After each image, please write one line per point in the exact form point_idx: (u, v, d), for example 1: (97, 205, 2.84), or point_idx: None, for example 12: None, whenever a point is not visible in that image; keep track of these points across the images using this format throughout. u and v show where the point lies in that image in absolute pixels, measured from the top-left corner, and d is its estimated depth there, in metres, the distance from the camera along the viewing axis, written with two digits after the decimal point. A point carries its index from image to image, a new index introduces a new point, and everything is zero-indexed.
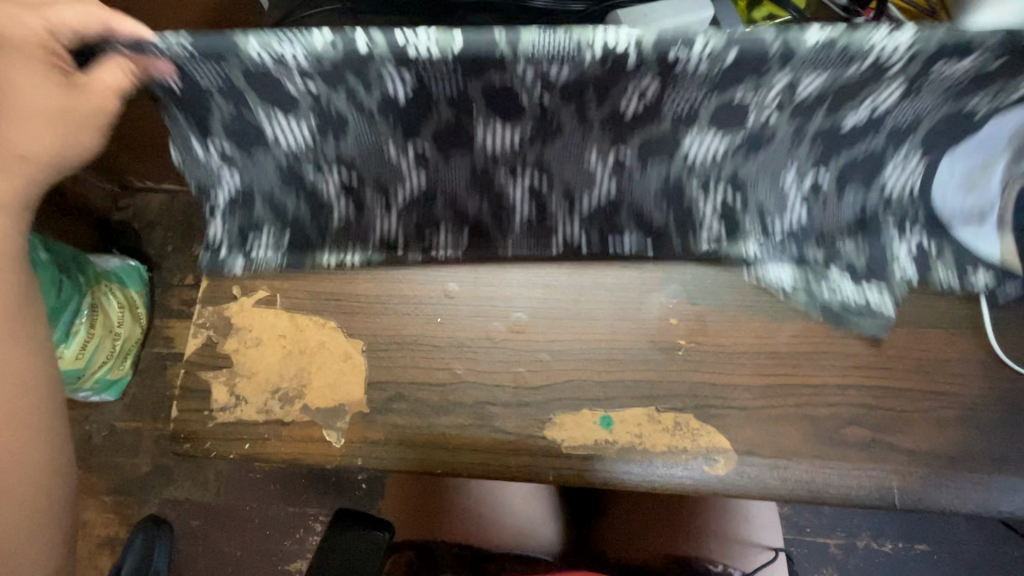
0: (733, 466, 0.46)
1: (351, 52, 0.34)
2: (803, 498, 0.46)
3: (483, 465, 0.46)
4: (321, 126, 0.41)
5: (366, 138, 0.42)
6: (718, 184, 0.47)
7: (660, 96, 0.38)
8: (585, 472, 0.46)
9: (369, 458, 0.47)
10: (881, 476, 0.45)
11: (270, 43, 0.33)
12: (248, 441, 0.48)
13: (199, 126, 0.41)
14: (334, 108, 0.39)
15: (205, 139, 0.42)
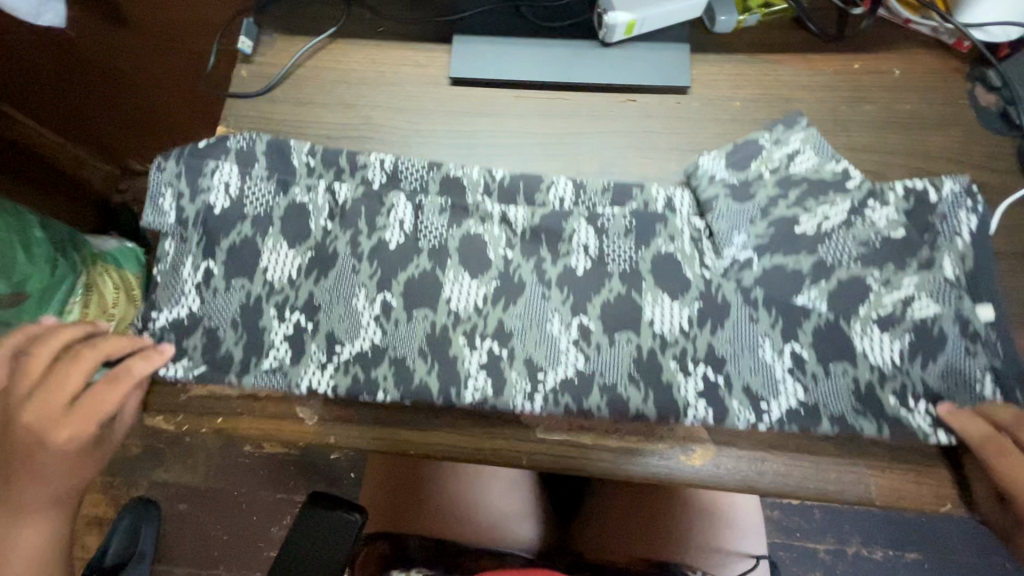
0: (710, 457, 0.45)
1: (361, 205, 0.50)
2: (782, 492, 0.45)
3: (455, 447, 0.46)
4: (312, 262, 0.49)
5: (347, 270, 0.49)
6: (665, 298, 0.47)
7: (597, 243, 0.48)
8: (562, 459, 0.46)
9: (340, 437, 0.46)
10: (861, 470, 0.44)
11: (331, 183, 0.51)
12: (222, 416, 0.47)
13: (204, 248, 0.49)
14: (331, 245, 0.49)
15: (202, 259, 0.49)
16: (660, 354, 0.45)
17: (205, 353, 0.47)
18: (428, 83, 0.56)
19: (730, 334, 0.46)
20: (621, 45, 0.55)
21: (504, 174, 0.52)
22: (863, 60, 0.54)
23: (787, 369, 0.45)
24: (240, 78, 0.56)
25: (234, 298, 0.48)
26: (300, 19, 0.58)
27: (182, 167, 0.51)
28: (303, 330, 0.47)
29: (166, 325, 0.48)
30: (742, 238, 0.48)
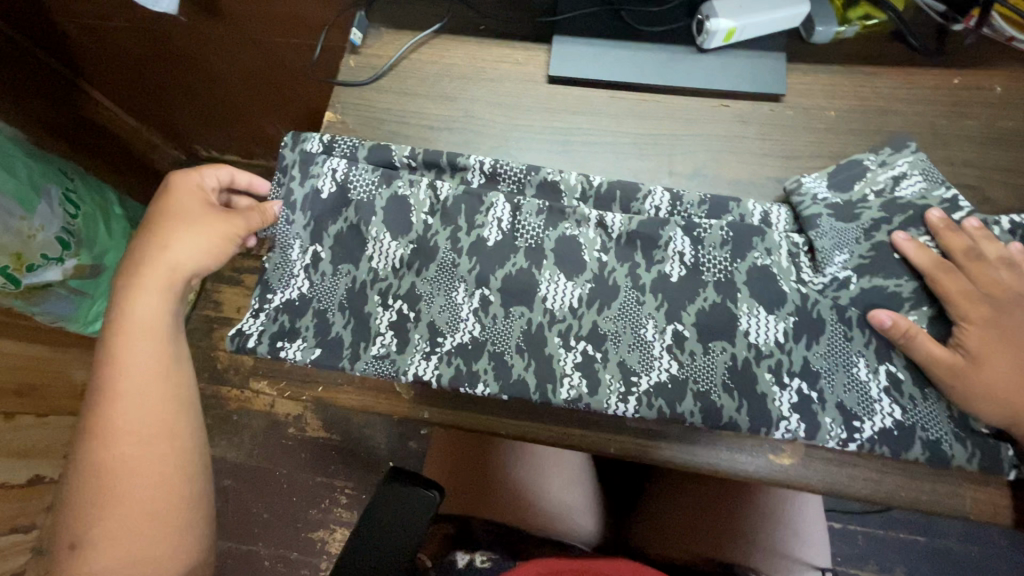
0: (799, 458, 0.46)
1: (463, 200, 0.50)
2: (869, 499, 0.45)
3: (549, 430, 0.48)
4: (413, 253, 0.50)
5: (448, 264, 0.49)
6: (763, 310, 0.47)
7: (695, 251, 0.49)
8: (650, 449, 0.47)
9: (435, 413, 0.49)
10: (951, 484, 0.45)
11: (434, 183, 0.51)
12: (323, 385, 0.50)
13: (311, 232, 0.50)
14: (432, 239, 0.50)
15: (308, 242, 0.50)
16: (757, 365, 0.45)
17: (316, 335, 0.48)
18: (525, 81, 0.58)
19: (826, 350, 0.46)
20: (718, 50, 0.56)
21: (601, 180, 0.52)
22: (963, 76, 0.55)
23: (883, 390, 0.44)
24: (349, 68, 0.59)
25: (340, 283, 0.49)
26: (406, 16, 0.61)
27: (289, 153, 0.53)
28: (407, 321, 0.49)
29: (278, 306, 0.49)
30: (839, 257, 0.48)
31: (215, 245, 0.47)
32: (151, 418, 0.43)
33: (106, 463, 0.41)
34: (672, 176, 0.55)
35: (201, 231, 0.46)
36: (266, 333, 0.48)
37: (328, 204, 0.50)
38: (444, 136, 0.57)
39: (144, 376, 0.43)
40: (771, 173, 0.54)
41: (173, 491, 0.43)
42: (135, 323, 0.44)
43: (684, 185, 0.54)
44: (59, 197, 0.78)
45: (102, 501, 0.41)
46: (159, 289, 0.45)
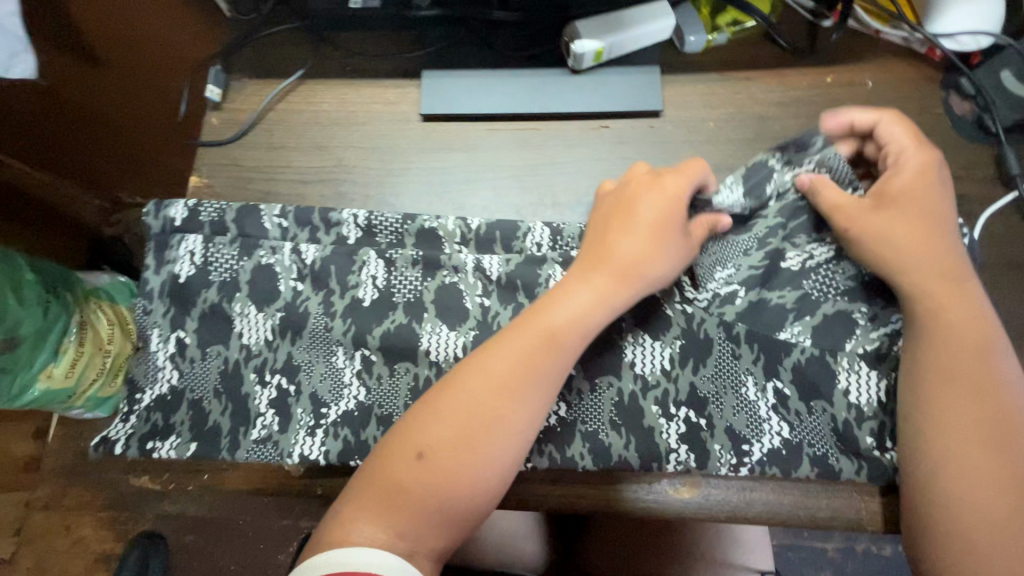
0: (696, 490, 0.45)
1: (327, 260, 0.49)
2: (769, 521, 0.45)
3: None
4: (283, 322, 0.48)
5: (320, 328, 0.48)
6: (649, 339, 0.45)
7: None
8: (545, 499, 0.46)
9: (328, 487, 0.47)
10: (849, 497, 0.44)
11: (300, 247, 0.49)
12: (207, 472, 0.48)
13: (172, 318, 0.49)
14: (302, 304, 0.49)
15: (171, 330, 0.49)
16: (644, 399, 0.44)
17: (190, 429, 0.47)
18: (399, 121, 0.56)
19: (713, 373, 0.45)
20: (591, 70, 0.55)
21: (479, 222, 0.50)
22: (836, 73, 0.54)
23: (771, 408, 0.44)
24: (212, 126, 0.56)
25: (212, 367, 0.48)
26: (268, 64, 0.57)
27: (151, 233, 0.50)
28: (288, 396, 0.47)
29: (148, 405, 0.47)
30: (726, 271, 0.45)
31: (648, 255, 0.40)
32: (446, 464, 0.35)
33: (476, 484, 0.35)
34: (555, 207, 0.53)
35: (613, 247, 0.40)
36: (136, 435, 0.46)
37: (193, 284, 0.49)
38: (318, 190, 0.54)
39: (505, 406, 0.36)
40: None
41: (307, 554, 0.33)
42: (515, 379, 0.36)
43: (569, 216, 0.53)
44: None
45: (401, 500, 0.34)
46: (534, 351, 0.37)
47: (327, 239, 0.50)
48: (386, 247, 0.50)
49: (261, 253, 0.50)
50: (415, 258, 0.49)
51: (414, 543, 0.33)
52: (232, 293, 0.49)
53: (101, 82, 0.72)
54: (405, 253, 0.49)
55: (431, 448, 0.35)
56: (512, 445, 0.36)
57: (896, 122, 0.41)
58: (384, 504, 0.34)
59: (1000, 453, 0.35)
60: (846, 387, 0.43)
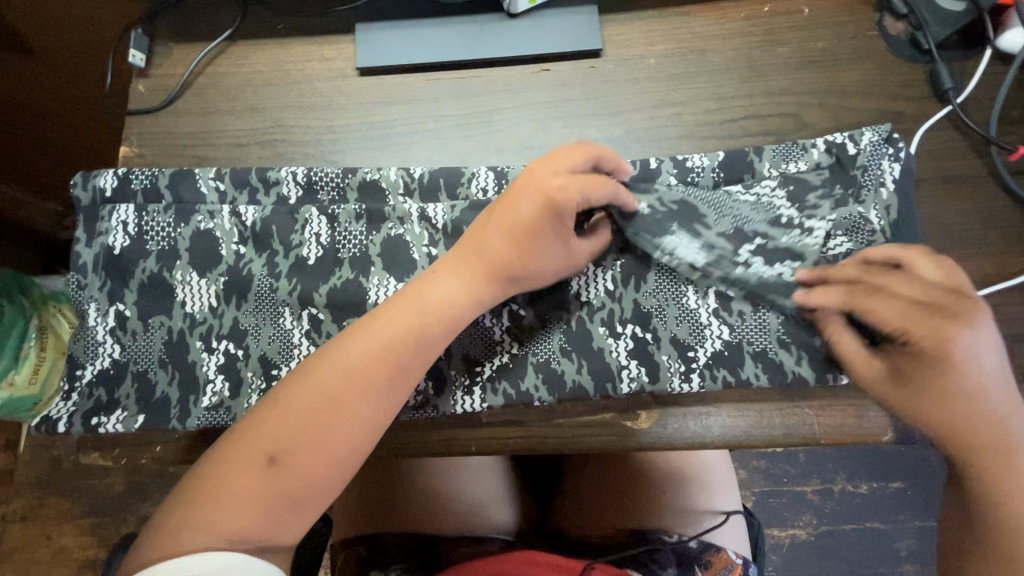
0: (655, 420, 0.45)
1: (268, 218, 0.48)
2: (727, 445, 0.45)
3: (412, 437, 0.46)
4: (226, 288, 0.47)
5: (265, 292, 0.47)
6: (595, 271, 0.45)
7: None
8: (499, 435, 0.45)
9: None
10: (803, 414, 0.45)
11: (238, 207, 0.48)
12: (160, 445, 0.47)
13: (110, 292, 0.47)
14: (244, 268, 0.47)
15: (110, 304, 0.47)
16: (592, 325, 0.44)
17: (138, 402, 0.46)
18: (335, 78, 0.54)
19: (655, 287, 0.45)
20: (527, 13, 0.54)
21: (422, 171, 0.49)
22: (772, 2, 0.54)
23: (712, 312, 0.44)
24: (139, 94, 0.54)
25: (156, 338, 0.46)
26: (193, 27, 0.55)
27: (81, 207, 0.48)
28: (237, 360, 0.46)
29: (92, 380, 0.46)
30: (683, 233, 0.43)
31: (520, 244, 0.39)
32: (295, 447, 0.35)
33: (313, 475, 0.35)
34: (500, 154, 0.52)
35: (488, 229, 0.40)
36: (79, 411, 0.45)
37: (130, 255, 0.47)
38: (257, 152, 0.53)
39: (351, 405, 0.36)
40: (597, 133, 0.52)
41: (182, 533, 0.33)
42: (366, 363, 0.37)
43: (513, 161, 0.52)
44: None
45: (240, 502, 0.33)
46: (394, 335, 0.38)
47: (266, 199, 0.49)
48: (327, 203, 0.48)
49: (198, 217, 0.48)
50: (358, 211, 0.48)
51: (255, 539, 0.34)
52: (171, 261, 0.47)
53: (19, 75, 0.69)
54: (348, 208, 0.48)
55: (279, 452, 0.35)
56: (353, 428, 0.36)
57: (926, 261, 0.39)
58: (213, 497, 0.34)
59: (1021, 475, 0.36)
60: None
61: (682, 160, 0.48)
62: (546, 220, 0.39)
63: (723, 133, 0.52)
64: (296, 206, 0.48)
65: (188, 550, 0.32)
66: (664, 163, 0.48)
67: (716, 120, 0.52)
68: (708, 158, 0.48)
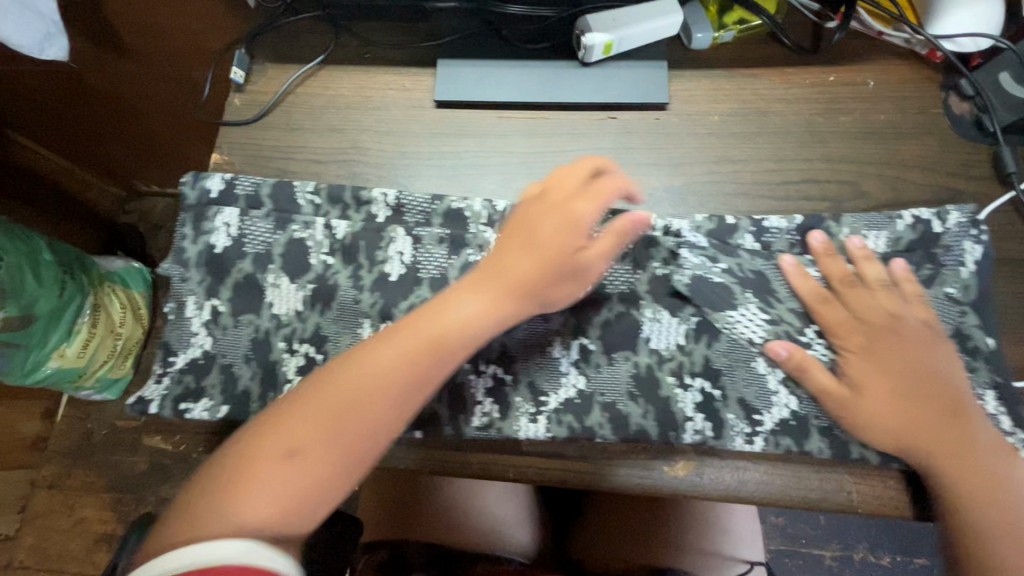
0: (693, 468, 0.46)
1: (358, 232, 0.51)
2: (763, 502, 0.46)
3: (474, 466, 0.48)
4: (313, 295, 0.50)
5: (349, 303, 0.49)
6: (664, 316, 0.47)
7: None
8: (556, 469, 0.47)
9: None
10: (845, 480, 0.45)
11: (331, 221, 0.51)
12: (219, 434, 0.50)
13: (208, 287, 0.51)
14: (331, 278, 0.50)
15: (207, 298, 0.50)
16: (659, 372, 0.46)
17: (222, 392, 0.48)
18: (413, 107, 0.58)
19: (727, 347, 0.46)
20: (599, 63, 0.57)
21: (505, 204, 0.51)
22: (837, 72, 0.56)
23: (781, 381, 0.45)
24: (234, 106, 0.58)
25: (243, 334, 0.50)
26: (288, 50, 0.60)
27: (190, 204, 0.52)
28: (315, 365, 0.48)
29: (182, 367, 0.49)
30: (753, 302, 0.46)
31: (529, 267, 0.43)
32: (314, 440, 0.36)
33: (330, 473, 0.36)
34: None
35: (504, 252, 0.44)
36: (170, 396, 0.48)
37: (230, 255, 0.51)
38: (334, 169, 0.56)
39: (370, 408, 0.37)
40: (657, 182, 0.55)
41: (192, 525, 0.34)
42: (387, 373, 0.38)
43: None
44: None
45: (255, 508, 0.34)
46: (415, 346, 0.39)
47: (357, 214, 0.52)
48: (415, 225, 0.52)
49: (296, 224, 0.51)
50: (443, 234, 0.51)
51: (282, 531, 0.35)
52: (266, 265, 0.51)
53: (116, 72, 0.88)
54: (433, 231, 0.51)
55: (300, 448, 0.36)
56: (370, 428, 0.37)
57: (858, 288, 0.46)
58: (230, 487, 0.35)
59: (964, 458, 0.40)
60: None
61: (760, 220, 0.48)
62: (556, 249, 0.43)
63: (779, 194, 0.53)
64: (385, 224, 0.52)
65: (203, 537, 0.33)
66: (742, 220, 0.49)
67: (773, 180, 0.53)
68: (786, 220, 0.49)
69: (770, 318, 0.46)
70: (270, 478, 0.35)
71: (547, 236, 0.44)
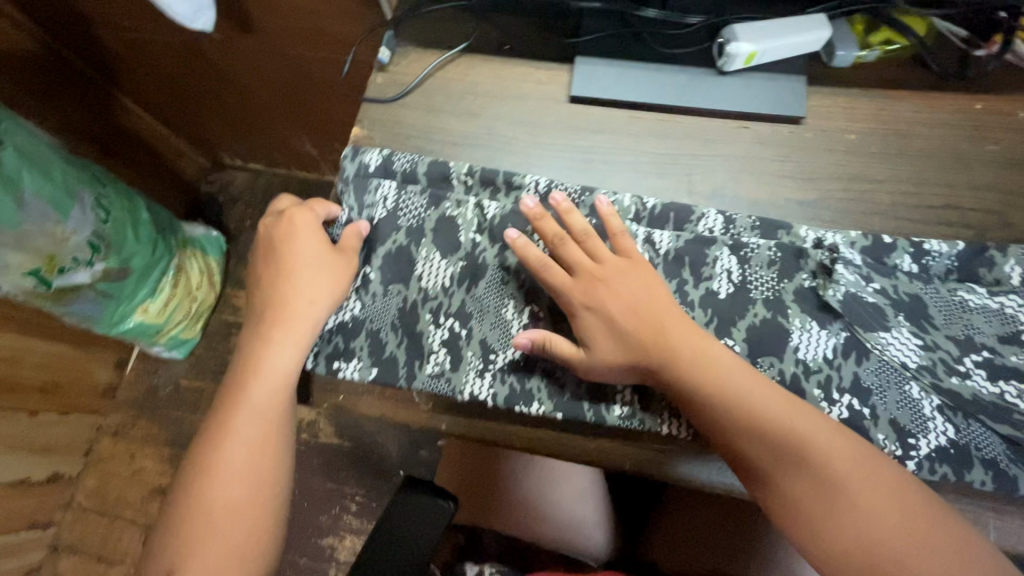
0: None
1: (507, 213, 0.53)
2: None
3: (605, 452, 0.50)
4: (462, 271, 0.52)
5: (496, 283, 0.52)
6: (815, 327, 0.48)
7: (742, 269, 0.50)
8: (685, 465, 0.50)
9: (453, 427, 0.52)
10: (974, 511, 0.45)
11: (483, 202, 0.54)
12: (344, 393, 0.53)
13: (363, 254, 0.53)
14: (479, 257, 0.52)
15: (361, 265, 0.53)
16: (806, 383, 0.46)
17: (370, 355, 0.50)
18: (548, 100, 0.59)
19: (877, 367, 0.46)
20: (739, 73, 0.57)
21: (655, 202, 0.53)
22: (985, 101, 0.55)
23: (936, 408, 0.45)
24: (376, 85, 0.61)
25: (392, 302, 0.52)
26: (431, 36, 0.62)
27: (349, 174, 0.55)
28: (459, 339, 0.50)
29: (332, 327, 0.51)
30: (905, 326, 0.47)
31: (315, 263, 0.50)
32: (252, 437, 0.45)
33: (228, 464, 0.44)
34: (690, 196, 0.56)
35: (300, 249, 0.50)
36: (323, 354, 0.50)
37: (386, 226, 0.53)
38: (467, 153, 0.58)
39: (276, 402, 0.47)
40: (789, 195, 0.55)
41: (209, 508, 0.43)
42: (270, 370, 0.47)
43: (704, 205, 0.55)
44: (91, 203, 0.83)
45: (204, 516, 0.43)
46: (294, 337, 0.48)
47: (506, 199, 0.55)
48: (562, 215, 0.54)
49: (448, 202, 0.54)
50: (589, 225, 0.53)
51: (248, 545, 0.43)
52: (420, 238, 0.53)
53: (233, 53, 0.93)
54: None
55: (225, 439, 0.45)
56: (272, 422, 0.47)
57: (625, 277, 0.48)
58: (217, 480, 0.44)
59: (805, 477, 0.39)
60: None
61: (920, 242, 0.50)
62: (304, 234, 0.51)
63: (918, 218, 0.52)
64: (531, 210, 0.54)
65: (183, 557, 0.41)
66: (899, 241, 0.50)
67: (912, 204, 0.53)
68: (947, 244, 0.49)
69: (925, 341, 0.46)
70: (230, 471, 0.44)
71: (310, 237, 0.51)
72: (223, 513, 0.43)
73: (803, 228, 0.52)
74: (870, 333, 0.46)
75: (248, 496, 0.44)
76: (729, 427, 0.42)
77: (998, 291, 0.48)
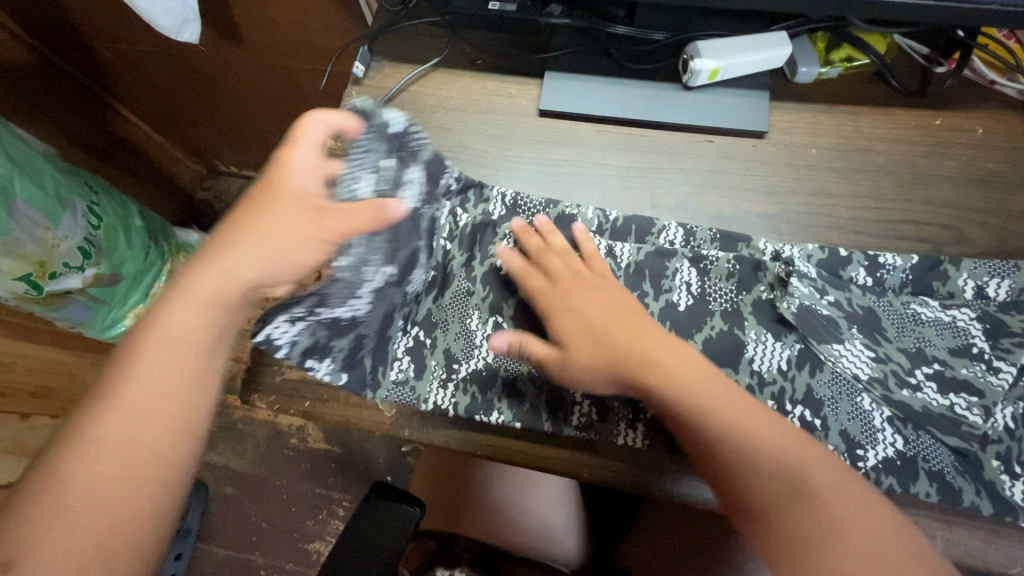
0: None
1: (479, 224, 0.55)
2: None
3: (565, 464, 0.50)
4: (433, 280, 0.54)
5: (462, 293, 0.53)
6: (770, 339, 0.49)
7: (701, 281, 0.51)
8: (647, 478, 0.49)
9: (415, 431, 0.53)
10: (925, 522, 0.46)
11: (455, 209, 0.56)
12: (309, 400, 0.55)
13: (382, 252, 0.49)
14: (449, 266, 0.54)
15: (377, 265, 0.48)
16: (760, 395, 0.47)
17: (341, 361, 0.50)
18: (517, 113, 0.61)
19: (829, 378, 0.47)
20: (703, 88, 0.58)
21: (616, 215, 0.55)
22: (945, 117, 0.56)
23: (885, 419, 0.46)
24: (351, 98, 0.63)
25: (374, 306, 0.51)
26: (406, 51, 0.64)
27: (376, 133, 0.48)
28: (425, 347, 0.52)
29: (324, 321, 0.47)
30: (859, 339, 0.48)
31: (269, 187, 0.41)
32: (152, 406, 0.36)
33: (95, 440, 0.34)
34: (654, 209, 0.57)
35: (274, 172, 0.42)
36: (300, 347, 0.48)
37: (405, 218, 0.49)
38: None
39: (185, 359, 0.37)
40: (751, 208, 0.56)
41: (105, 498, 0.33)
42: (176, 328, 0.37)
43: (666, 217, 0.56)
44: (82, 211, 0.84)
45: (46, 518, 0.32)
46: (214, 288, 0.38)
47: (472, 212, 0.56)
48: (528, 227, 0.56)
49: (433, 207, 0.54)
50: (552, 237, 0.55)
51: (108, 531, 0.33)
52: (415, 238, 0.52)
53: (222, 62, 0.94)
54: None
55: (166, 410, 0.36)
56: (208, 385, 0.37)
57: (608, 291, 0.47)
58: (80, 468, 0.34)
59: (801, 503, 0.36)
60: (975, 419, 0.44)
61: (875, 255, 0.51)
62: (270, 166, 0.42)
63: (876, 231, 0.53)
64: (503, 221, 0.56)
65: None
66: (855, 254, 0.51)
67: (871, 218, 0.54)
68: (901, 258, 0.50)
69: (879, 354, 0.47)
70: (86, 451, 0.34)
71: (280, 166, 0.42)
72: (65, 508, 0.33)
73: (762, 241, 0.53)
74: (824, 345, 0.47)
75: (118, 477, 0.34)
76: (712, 437, 0.38)
77: (951, 304, 0.49)
